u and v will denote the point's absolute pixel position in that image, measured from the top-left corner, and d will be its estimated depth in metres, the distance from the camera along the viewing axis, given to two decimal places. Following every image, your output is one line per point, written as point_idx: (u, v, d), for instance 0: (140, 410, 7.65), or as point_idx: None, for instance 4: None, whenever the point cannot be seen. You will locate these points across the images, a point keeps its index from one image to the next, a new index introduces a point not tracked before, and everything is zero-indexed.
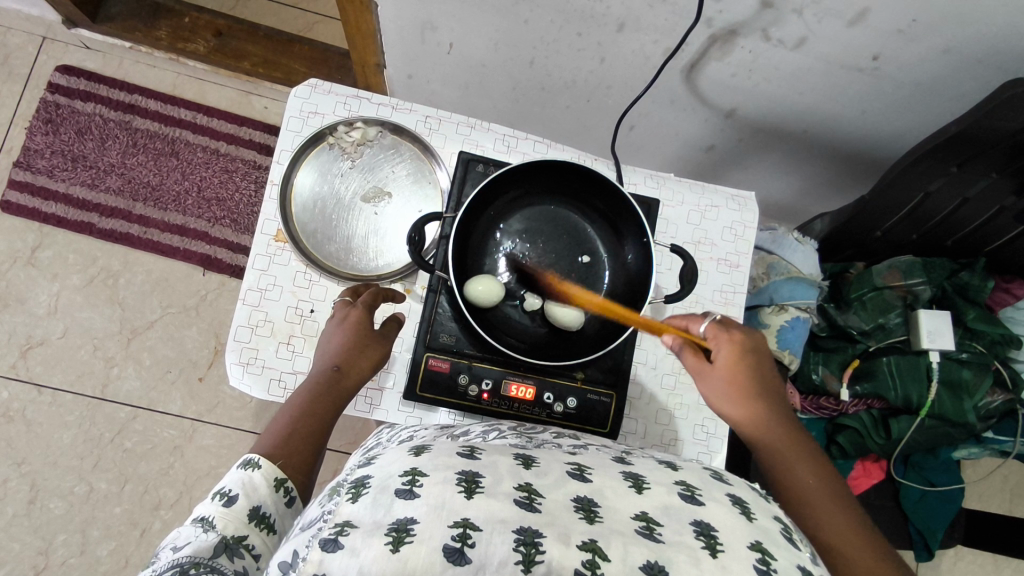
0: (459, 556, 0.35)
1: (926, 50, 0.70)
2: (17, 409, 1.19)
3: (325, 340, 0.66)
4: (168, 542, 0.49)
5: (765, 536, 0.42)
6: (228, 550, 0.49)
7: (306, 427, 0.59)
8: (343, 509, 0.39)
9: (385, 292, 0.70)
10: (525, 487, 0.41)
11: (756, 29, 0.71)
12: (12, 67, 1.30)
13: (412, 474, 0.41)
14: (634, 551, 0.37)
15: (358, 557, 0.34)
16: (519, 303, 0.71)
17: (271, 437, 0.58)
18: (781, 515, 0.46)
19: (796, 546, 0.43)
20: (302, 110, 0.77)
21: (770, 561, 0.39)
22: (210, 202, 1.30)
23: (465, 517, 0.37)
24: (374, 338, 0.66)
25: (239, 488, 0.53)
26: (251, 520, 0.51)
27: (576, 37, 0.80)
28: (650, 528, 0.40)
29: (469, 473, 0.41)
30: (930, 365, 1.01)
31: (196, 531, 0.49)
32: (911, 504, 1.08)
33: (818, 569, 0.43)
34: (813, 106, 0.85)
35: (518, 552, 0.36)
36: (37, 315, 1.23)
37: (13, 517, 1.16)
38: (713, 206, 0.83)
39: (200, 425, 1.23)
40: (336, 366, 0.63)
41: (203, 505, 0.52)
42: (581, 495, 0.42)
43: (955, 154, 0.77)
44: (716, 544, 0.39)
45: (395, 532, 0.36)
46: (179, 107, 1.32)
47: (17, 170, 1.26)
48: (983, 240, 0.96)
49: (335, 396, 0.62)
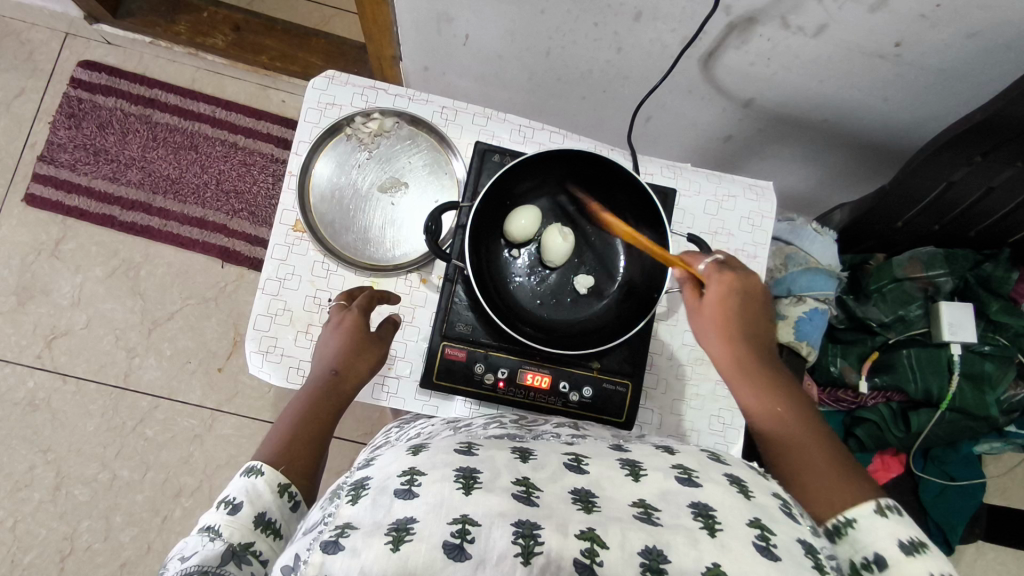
0: (459, 551, 0.35)
1: (949, 36, 0.69)
2: (42, 398, 1.22)
3: (321, 344, 0.67)
4: (176, 552, 0.50)
5: (763, 512, 0.42)
6: (236, 558, 0.50)
7: (309, 432, 0.60)
8: (343, 512, 0.39)
9: (379, 295, 0.70)
10: (523, 481, 0.41)
11: (775, 16, 0.70)
12: (37, 62, 1.32)
13: (411, 473, 0.41)
14: (633, 537, 0.37)
15: (359, 558, 0.35)
16: (546, 302, 0.72)
17: (274, 443, 0.59)
18: (780, 490, 0.46)
19: (797, 520, 0.43)
20: (320, 102, 0.78)
21: (769, 536, 0.39)
22: (229, 195, 1.31)
23: (464, 513, 0.37)
24: (371, 340, 0.67)
25: (244, 495, 0.54)
26: (257, 526, 0.52)
27: (593, 27, 0.80)
28: (648, 512, 0.40)
29: (467, 469, 0.41)
30: (952, 357, 1.00)
31: (203, 540, 0.50)
32: (930, 498, 1.07)
33: (819, 541, 0.43)
34: (833, 94, 0.84)
35: (517, 544, 0.36)
36: (61, 306, 1.25)
37: (40, 503, 1.19)
38: (731, 196, 0.82)
39: (219, 415, 1.25)
40: (334, 370, 0.64)
41: (209, 513, 0.53)
42: (579, 487, 0.42)
43: (977, 141, 0.76)
44: (714, 523, 0.39)
45: (395, 532, 0.36)
46: (197, 101, 1.34)
47: (41, 165, 1.29)
48: (1008, 231, 0.94)
49: (333, 398, 0.63)
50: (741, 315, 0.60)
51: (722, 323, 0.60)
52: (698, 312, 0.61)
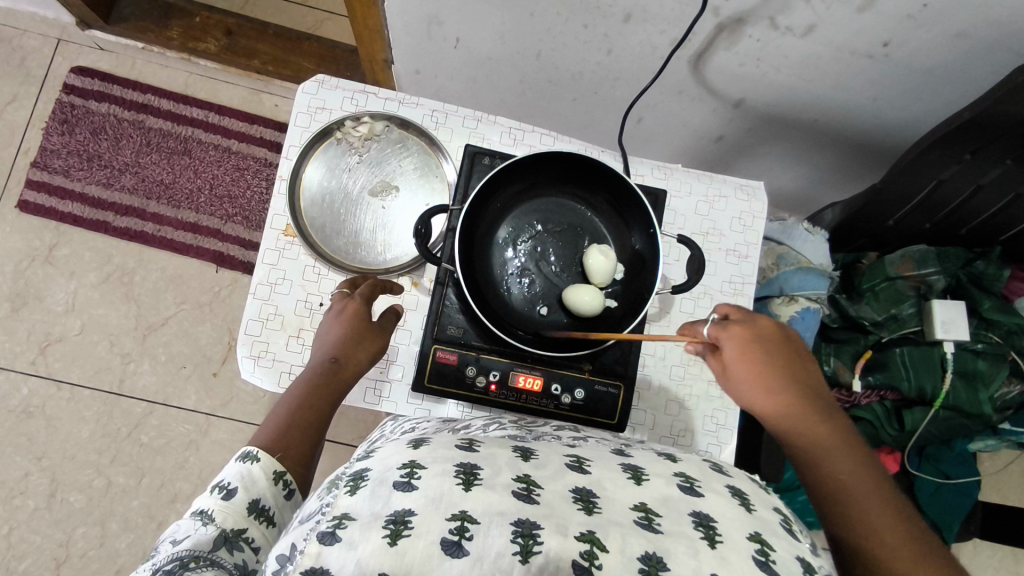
0: (457, 548, 0.35)
1: (937, 35, 0.69)
2: (36, 405, 1.22)
3: (322, 332, 0.67)
4: (168, 535, 0.50)
5: (765, 527, 0.42)
6: (228, 543, 0.49)
7: (306, 420, 0.60)
8: (341, 502, 0.39)
9: (383, 285, 0.70)
10: (524, 478, 0.41)
11: (763, 16, 0.70)
12: (28, 68, 1.32)
13: (411, 466, 0.41)
14: (633, 542, 0.37)
15: (355, 551, 0.35)
16: (539, 308, 0.72)
17: (269, 431, 0.58)
18: (781, 506, 0.46)
19: (796, 537, 0.43)
20: (310, 106, 0.78)
21: (769, 552, 0.39)
22: (222, 199, 1.31)
23: (463, 510, 0.37)
24: (372, 331, 0.66)
25: (238, 481, 0.53)
26: (250, 513, 0.52)
27: (582, 29, 0.80)
28: (649, 518, 0.40)
29: (467, 465, 0.41)
30: (945, 356, 1.00)
31: (195, 524, 0.50)
32: (925, 496, 1.08)
33: (817, 560, 0.43)
34: (824, 94, 0.84)
35: (515, 543, 0.36)
36: (54, 312, 1.25)
37: (35, 510, 1.18)
38: (721, 196, 0.82)
39: (214, 420, 1.25)
40: (333, 359, 0.63)
41: (203, 497, 0.52)
42: (579, 486, 0.42)
43: (967, 140, 0.76)
44: (715, 534, 0.39)
45: (392, 525, 0.36)
46: (190, 105, 1.33)
47: (34, 171, 1.29)
48: (998, 229, 0.94)
49: (330, 387, 0.62)
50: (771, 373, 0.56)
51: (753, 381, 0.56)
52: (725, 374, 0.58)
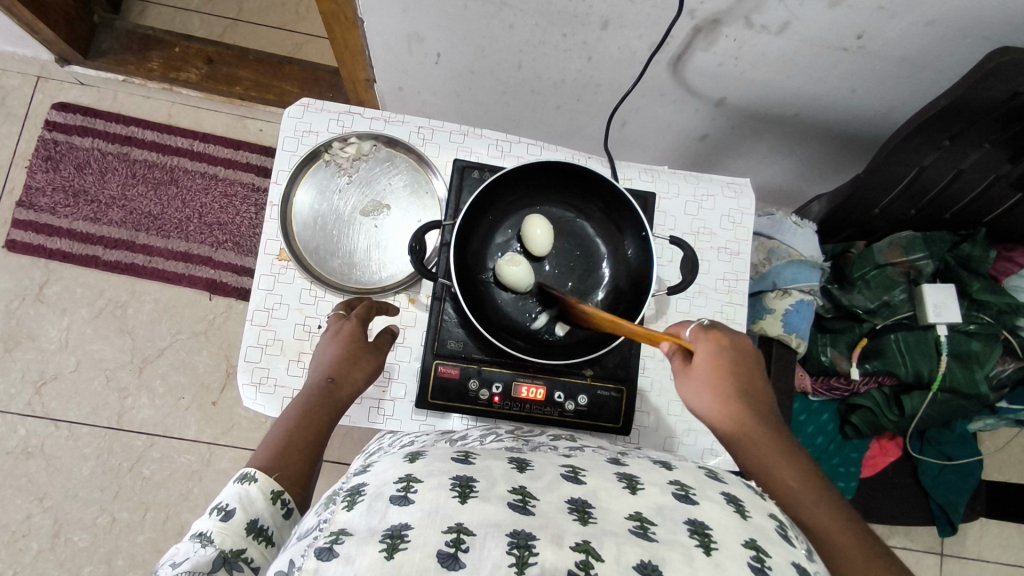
0: (454, 561, 0.35)
1: (908, 26, 0.70)
2: (35, 445, 1.21)
3: (319, 352, 0.66)
4: (167, 558, 0.49)
5: (759, 533, 0.42)
6: (227, 564, 0.49)
7: (303, 439, 0.59)
8: (338, 518, 0.39)
9: (379, 305, 0.71)
10: (519, 490, 0.42)
11: (738, 16, 0.71)
12: (9, 107, 1.31)
13: (407, 480, 0.41)
14: (628, 551, 0.37)
15: (352, 565, 0.34)
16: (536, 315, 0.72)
17: (269, 449, 0.58)
18: (777, 512, 0.47)
19: (792, 542, 0.43)
20: (296, 130, 0.78)
21: (764, 558, 0.39)
22: (212, 227, 1.31)
23: (458, 522, 0.37)
24: (367, 350, 0.66)
25: (237, 502, 0.53)
26: (249, 533, 0.51)
27: (561, 38, 0.81)
28: (644, 527, 0.40)
29: (463, 477, 0.42)
30: (939, 339, 1.01)
31: (194, 546, 0.49)
32: (929, 479, 1.10)
33: (814, 565, 0.43)
34: (802, 88, 0.85)
35: (511, 555, 0.36)
36: (49, 350, 1.24)
37: (39, 551, 1.17)
38: (709, 195, 0.83)
39: (216, 449, 1.24)
40: (330, 377, 0.63)
41: (202, 519, 0.52)
42: (575, 497, 0.42)
43: (943, 127, 0.77)
44: (710, 541, 0.39)
45: (389, 540, 0.36)
46: (174, 135, 1.33)
47: (21, 210, 1.28)
48: (981, 211, 0.97)
49: (328, 407, 0.62)
50: (736, 375, 0.59)
51: (714, 382, 0.58)
52: (687, 376, 0.60)
